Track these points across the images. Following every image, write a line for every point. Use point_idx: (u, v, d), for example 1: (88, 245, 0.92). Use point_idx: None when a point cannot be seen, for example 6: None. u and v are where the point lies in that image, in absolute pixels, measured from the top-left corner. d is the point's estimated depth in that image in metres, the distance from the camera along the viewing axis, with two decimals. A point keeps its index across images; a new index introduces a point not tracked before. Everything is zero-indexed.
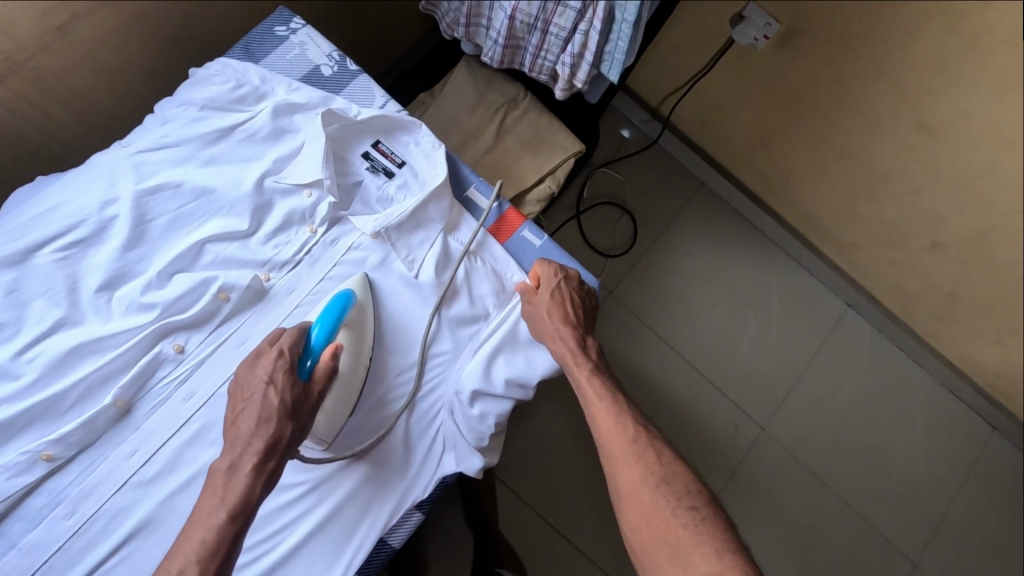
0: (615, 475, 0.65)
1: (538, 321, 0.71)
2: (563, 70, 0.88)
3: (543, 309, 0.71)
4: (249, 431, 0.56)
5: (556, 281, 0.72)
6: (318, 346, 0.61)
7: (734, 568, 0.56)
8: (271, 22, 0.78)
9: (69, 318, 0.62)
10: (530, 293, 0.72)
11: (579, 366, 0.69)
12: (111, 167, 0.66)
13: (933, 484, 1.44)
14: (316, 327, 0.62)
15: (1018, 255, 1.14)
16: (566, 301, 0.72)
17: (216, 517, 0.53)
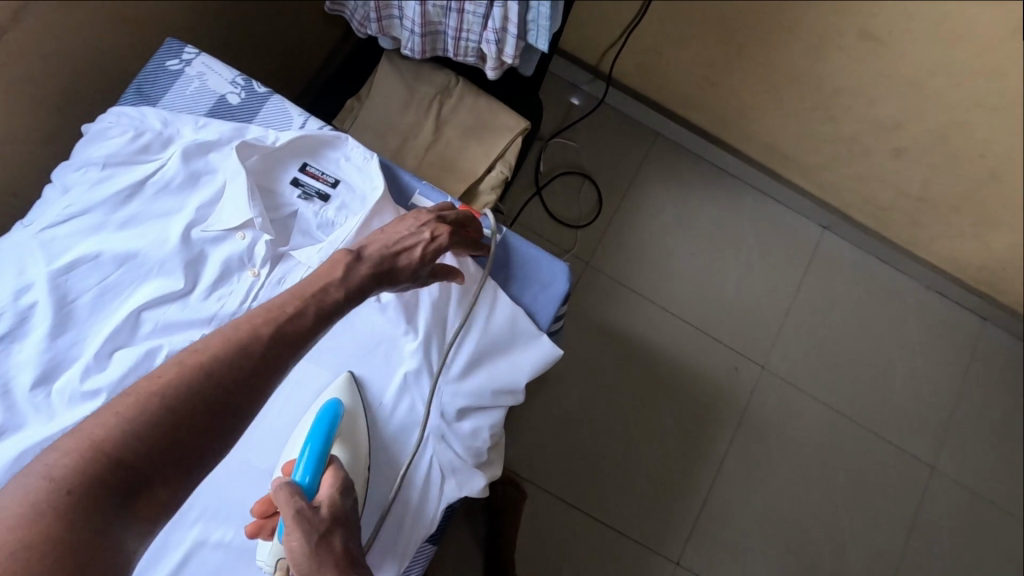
0: None
1: (317, 564, 0.50)
2: (489, 49, 0.82)
3: (321, 550, 0.51)
4: (376, 251, 0.61)
5: (338, 501, 0.55)
6: (316, 463, 0.57)
7: None
8: (161, 57, 0.72)
9: (10, 424, 0.57)
10: (302, 519, 0.51)
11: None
12: (18, 251, 0.61)
13: (935, 386, 1.45)
14: (310, 445, 0.59)
15: (983, 146, 1.13)
16: (353, 532, 0.54)
17: (185, 395, 0.47)
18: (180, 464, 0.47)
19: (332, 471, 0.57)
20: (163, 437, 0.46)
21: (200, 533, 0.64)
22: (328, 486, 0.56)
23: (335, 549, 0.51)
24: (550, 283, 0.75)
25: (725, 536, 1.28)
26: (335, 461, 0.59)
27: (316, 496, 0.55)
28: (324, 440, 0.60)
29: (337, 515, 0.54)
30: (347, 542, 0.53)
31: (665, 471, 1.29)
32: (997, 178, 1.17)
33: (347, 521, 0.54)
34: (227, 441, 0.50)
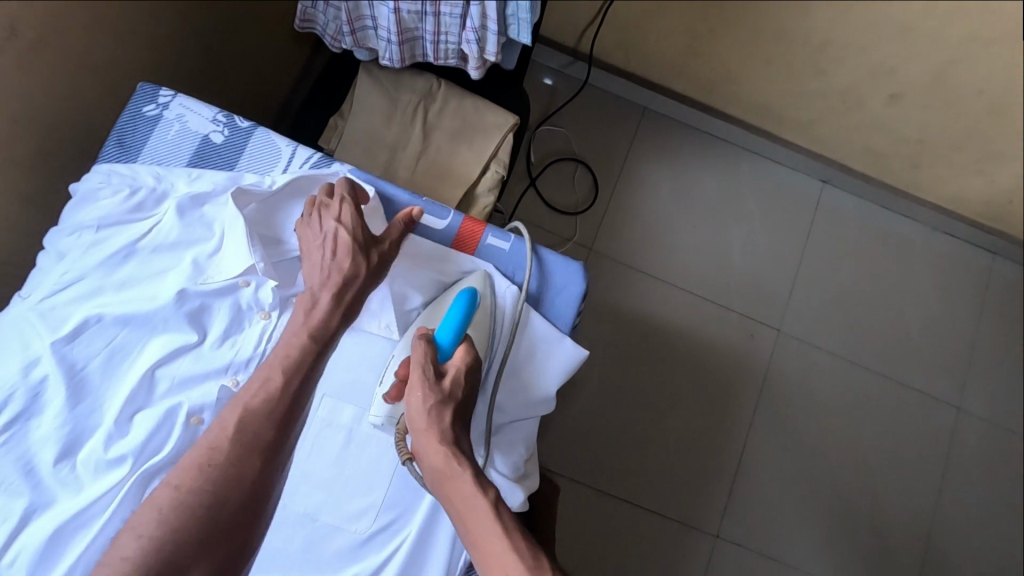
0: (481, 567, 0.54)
1: (426, 424, 0.60)
2: (470, 48, 0.79)
3: (431, 415, 0.60)
4: (322, 263, 0.65)
5: (464, 376, 0.63)
6: (450, 343, 0.65)
7: None
8: (137, 103, 0.71)
9: (38, 502, 0.60)
10: (425, 384, 0.61)
11: (468, 480, 0.57)
12: (19, 327, 0.63)
13: (952, 327, 1.44)
14: (446, 326, 0.66)
15: (982, 81, 1.10)
16: (463, 408, 0.63)
17: (183, 517, 0.53)
18: (205, 571, 0.53)
19: (464, 348, 0.64)
20: (175, 560, 0.52)
21: None
22: (461, 355, 0.64)
23: (443, 417, 0.60)
24: (566, 285, 0.75)
25: (761, 504, 1.27)
26: (469, 339, 0.66)
27: (448, 361, 0.64)
28: (461, 322, 0.66)
29: (453, 391, 0.62)
30: (455, 416, 0.61)
31: (694, 448, 1.28)
32: (998, 110, 1.14)
33: (461, 400, 0.62)
34: (241, 539, 0.55)
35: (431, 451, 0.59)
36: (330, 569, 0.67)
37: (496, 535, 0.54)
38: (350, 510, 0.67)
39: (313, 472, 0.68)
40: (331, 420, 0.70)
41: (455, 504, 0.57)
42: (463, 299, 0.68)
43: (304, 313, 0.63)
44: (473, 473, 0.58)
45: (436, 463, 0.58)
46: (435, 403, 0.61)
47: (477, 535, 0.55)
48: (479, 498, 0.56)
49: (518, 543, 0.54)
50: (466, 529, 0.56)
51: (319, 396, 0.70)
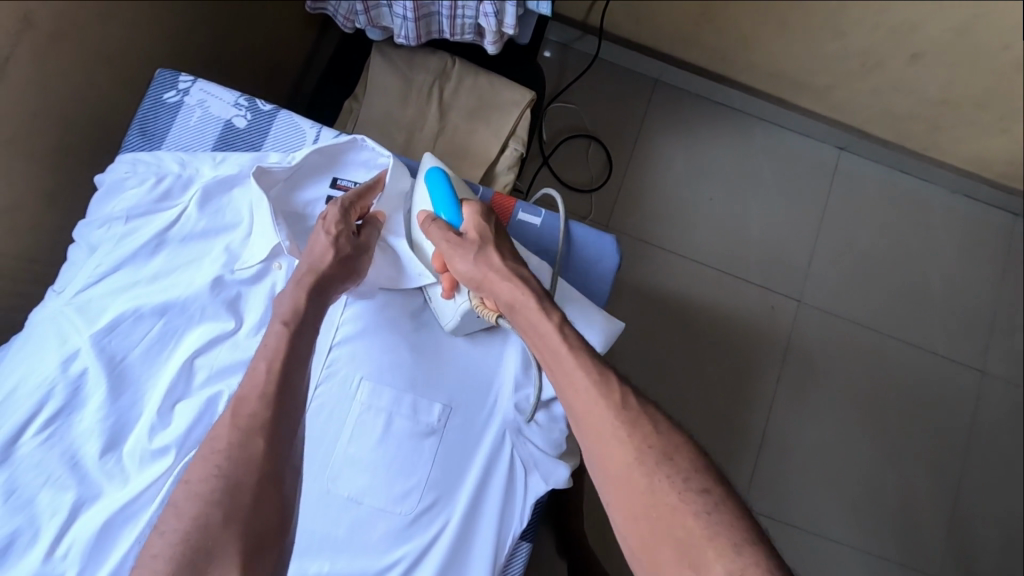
0: (555, 379, 0.58)
1: (480, 273, 0.64)
2: (489, 22, 0.77)
3: (479, 263, 0.64)
4: (304, 262, 0.65)
5: (484, 228, 0.67)
6: (455, 213, 0.68)
7: (639, 411, 0.54)
8: (157, 90, 0.73)
9: (86, 495, 0.60)
10: (457, 246, 0.66)
11: (533, 307, 0.60)
12: (55, 321, 0.64)
13: (974, 289, 1.42)
14: (443, 208, 0.69)
15: (1005, 37, 1.07)
16: (502, 248, 0.66)
17: (201, 505, 0.50)
18: (240, 552, 0.49)
19: (470, 206, 0.68)
20: (207, 545, 0.49)
21: (296, 570, 0.66)
22: (472, 215, 0.68)
23: (492, 260, 0.64)
24: (600, 258, 0.77)
25: (786, 474, 1.27)
26: (468, 201, 0.69)
27: (467, 224, 0.68)
28: (450, 197, 0.69)
29: (486, 239, 0.66)
30: (497, 255, 0.65)
31: (718, 423, 1.28)
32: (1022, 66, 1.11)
33: (496, 242, 0.66)
34: (268, 518, 0.52)
35: (495, 290, 0.63)
36: (377, 552, 0.66)
37: (561, 349, 0.57)
38: (396, 492, 0.67)
39: (356, 458, 0.68)
40: (370, 403, 0.69)
41: (523, 328, 0.61)
42: (437, 179, 0.70)
43: (286, 308, 0.62)
44: (535, 300, 0.61)
45: (505, 300, 0.62)
46: (483, 254, 0.65)
47: (549, 355, 0.58)
48: (545, 321, 0.59)
49: (582, 356, 0.57)
50: (538, 351, 0.60)
51: (357, 378, 0.70)
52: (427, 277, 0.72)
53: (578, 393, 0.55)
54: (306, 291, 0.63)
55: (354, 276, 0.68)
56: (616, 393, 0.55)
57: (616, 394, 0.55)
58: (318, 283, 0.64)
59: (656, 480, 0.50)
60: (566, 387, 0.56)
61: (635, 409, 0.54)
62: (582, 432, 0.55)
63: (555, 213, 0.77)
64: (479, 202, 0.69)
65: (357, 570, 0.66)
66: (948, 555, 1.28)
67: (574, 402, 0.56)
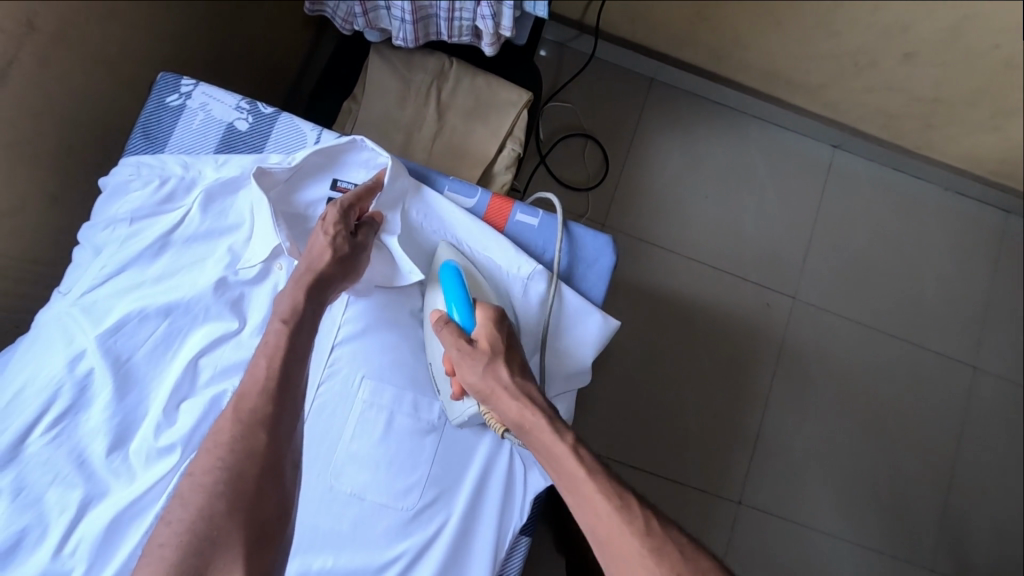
0: (573, 503, 0.59)
1: (490, 389, 0.64)
2: (486, 24, 0.78)
3: (489, 378, 0.64)
4: (305, 263, 0.66)
5: (495, 332, 0.67)
6: (467, 318, 0.68)
7: (663, 537, 0.56)
8: (160, 93, 0.74)
9: (93, 492, 0.61)
10: (469, 357, 0.65)
11: (546, 428, 0.61)
12: (61, 322, 0.65)
13: (966, 286, 1.44)
14: (455, 306, 0.69)
15: (995, 36, 1.08)
16: (513, 354, 0.67)
17: (206, 496, 0.52)
18: (243, 542, 0.51)
19: (481, 309, 0.68)
20: (211, 535, 0.50)
21: (300, 565, 0.67)
22: (483, 318, 0.68)
23: (500, 373, 0.64)
24: (596, 258, 0.79)
25: (781, 469, 1.29)
26: (481, 301, 0.70)
27: (476, 332, 0.68)
28: (463, 295, 0.69)
29: (496, 347, 0.66)
30: (508, 366, 0.65)
31: (714, 418, 1.29)
32: (1012, 64, 1.13)
33: (506, 351, 0.66)
34: (269, 509, 0.53)
35: (508, 408, 0.63)
36: (380, 547, 0.68)
37: (581, 477, 0.59)
38: (397, 488, 0.69)
39: (358, 455, 0.69)
40: (372, 401, 0.70)
41: (538, 450, 0.62)
42: (450, 272, 0.71)
43: (286, 307, 0.63)
44: (548, 420, 0.61)
45: (517, 418, 0.63)
46: (493, 370, 0.65)
47: (567, 478, 0.59)
48: (560, 443, 0.60)
49: (602, 482, 0.58)
50: (556, 472, 0.60)
51: (357, 376, 0.71)
52: (417, 274, 0.73)
53: (601, 520, 0.57)
54: (304, 289, 0.64)
55: (352, 275, 0.69)
56: (640, 519, 0.56)
57: (639, 519, 0.56)
58: (315, 283, 0.65)
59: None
60: (587, 513, 0.58)
61: (658, 535, 0.56)
62: (605, 558, 0.56)
63: (553, 214, 0.78)
64: (489, 304, 0.69)
65: (359, 564, 0.67)
66: (940, 548, 1.30)
67: (595, 527, 0.57)
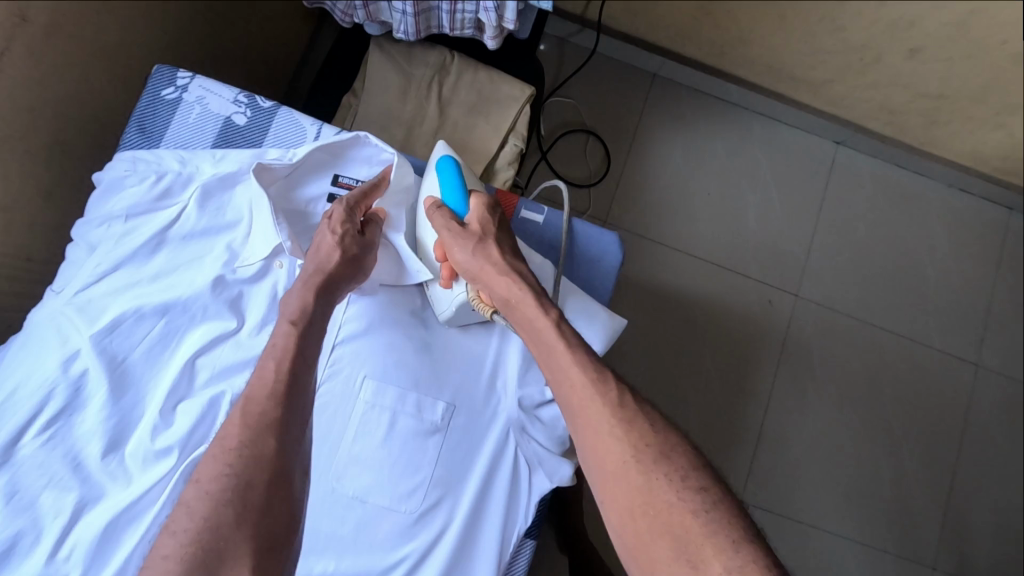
0: (550, 374, 0.59)
1: (478, 267, 0.65)
2: (489, 17, 0.77)
3: (477, 256, 0.65)
4: (312, 262, 0.65)
5: (487, 219, 0.68)
6: (461, 204, 0.69)
7: (635, 410, 0.55)
8: (155, 86, 0.72)
9: (89, 496, 0.60)
10: (459, 236, 0.66)
11: (530, 303, 0.62)
12: (55, 321, 0.63)
13: (969, 283, 1.43)
14: (451, 196, 0.69)
15: (1004, 31, 1.07)
16: (503, 240, 0.67)
17: (212, 504, 0.50)
18: (251, 552, 0.49)
19: (476, 197, 0.69)
20: (217, 546, 0.48)
21: (302, 570, 0.65)
22: (476, 206, 0.68)
23: (490, 253, 0.65)
24: (603, 256, 0.78)
25: (784, 468, 1.28)
26: (477, 193, 0.70)
27: (468, 217, 0.68)
28: (458, 184, 0.70)
29: (488, 232, 0.67)
30: (497, 248, 0.66)
31: (717, 418, 1.28)
32: (1020, 60, 1.11)
33: (496, 235, 0.67)
34: (278, 519, 0.51)
35: (494, 285, 0.64)
36: (384, 550, 0.66)
37: (560, 347, 0.59)
38: (401, 490, 0.67)
39: (361, 458, 0.68)
40: (374, 402, 0.69)
41: (522, 324, 0.62)
42: (448, 165, 0.71)
43: (293, 308, 0.62)
44: (533, 295, 0.62)
45: (501, 295, 0.63)
46: (481, 252, 0.66)
47: (545, 349, 0.60)
48: (543, 317, 0.61)
49: (580, 354, 0.58)
50: (536, 346, 0.61)
51: (360, 376, 0.69)
52: (426, 273, 0.72)
53: (575, 388, 0.57)
54: (313, 290, 0.63)
55: (359, 275, 0.67)
56: (614, 392, 0.56)
57: (613, 392, 0.56)
58: (324, 284, 0.63)
59: (653, 477, 0.51)
60: (562, 384, 0.58)
61: (630, 408, 0.55)
62: (576, 427, 0.56)
63: (558, 210, 0.78)
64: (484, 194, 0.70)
65: (363, 569, 0.66)
66: (942, 548, 1.29)
67: (568, 396, 0.57)
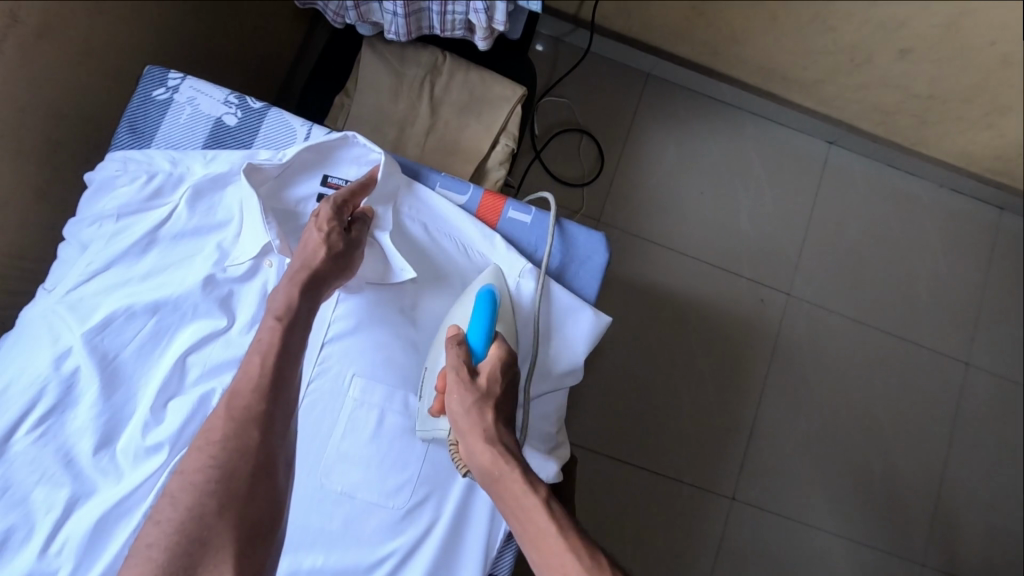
0: (536, 559, 0.56)
1: (470, 425, 0.62)
2: (479, 18, 0.78)
3: (473, 415, 0.62)
4: (299, 260, 0.65)
5: (500, 374, 0.64)
6: (481, 349, 0.66)
7: None
8: (146, 86, 0.73)
9: (80, 492, 0.61)
10: (462, 385, 0.63)
11: (519, 478, 0.58)
12: (46, 319, 0.64)
13: (960, 282, 1.44)
14: (473, 331, 0.66)
15: (993, 32, 1.07)
16: (505, 401, 0.64)
17: (197, 495, 0.51)
18: (234, 541, 0.51)
19: (497, 347, 0.66)
20: (201, 534, 0.50)
21: (290, 564, 0.66)
22: (494, 353, 0.65)
23: (487, 416, 0.62)
24: (590, 256, 0.79)
25: (774, 465, 1.29)
26: (501, 340, 0.67)
27: (481, 365, 0.65)
28: (486, 323, 0.67)
29: (492, 388, 0.64)
30: (496, 411, 0.63)
31: (709, 415, 1.29)
32: (1009, 61, 1.12)
33: (500, 396, 0.64)
34: (262, 509, 0.53)
35: (481, 448, 0.60)
36: (370, 545, 0.67)
37: (553, 533, 0.55)
38: (388, 486, 0.68)
39: (349, 454, 0.69)
40: (363, 399, 0.70)
41: (510, 501, 0.58)
42: (485, 298, 0.68)
43: (279, 304, 0.62)
44: (521, 471, 0.59)
45: (487, 465, 0.60)
46: (477, 414, 0.62)
47: (535, 534, 0.56)
48: (534, 496, 0.57)
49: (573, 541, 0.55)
50: (524, 528, 0.57)
51: (348, 374, 0.70)
52: (409, 271, 0.72)
53: None
54: (298, 287, 0.63)
55: (344, 273, 0.68)
56: None
57: None
58: (309, 281, 0.64)
59: None
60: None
61: None
62: None
63: (546, 212, 0.78)
64: (501, 340, 0.67)
65: (349, 564, 0.67)
66: (931, 543, 1.30)
67: None
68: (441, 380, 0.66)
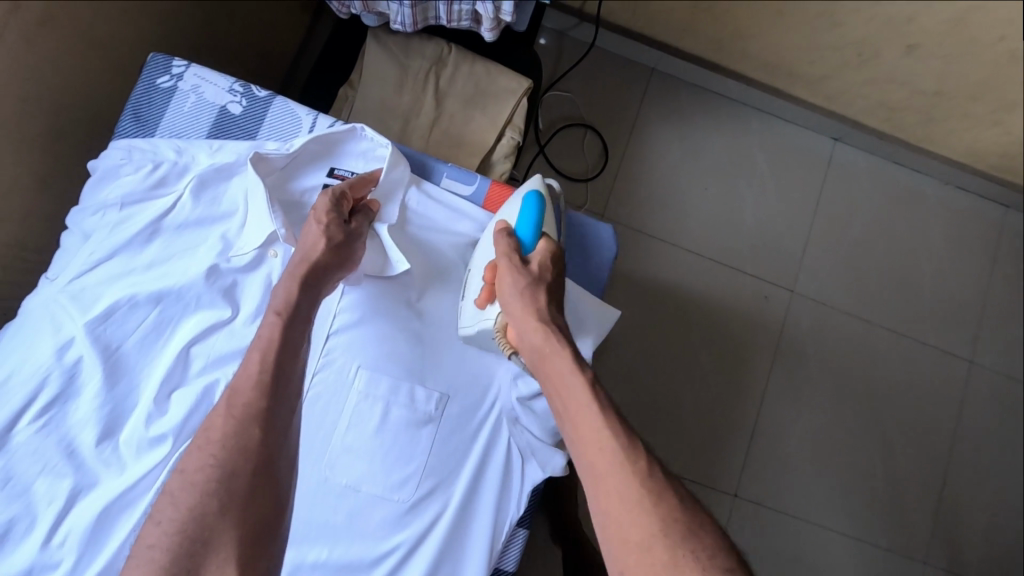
0: (572, 427, 0.56)
1: (521, 303, 0.64)
2: (485, 9, 0.77)
3: (525, 294, 0.64)
4: (300, 253, 0.65)
5: (548, 266, 0.67)
6: (530, 241, 0.69)
7: (661, 483, 0.51)
8: (150, 75, 0.72)
9: (83, 483, 0.60)
10: (516, 270, 0.66)
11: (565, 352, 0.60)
12: (48, 309, 0.63)
13: (964, 280, 1.44)
14: (522, 227, 0.70)
15: (1001, 29, 1.06)
16: (555, 292, 0.67)
17: (197, 494, 0.50)
18: (236, 541, 0.49)
19: (545, 242, 0.69)
20: (201, 535, 0.49)
21: (295, 557, 0.66)
22: (541, 248, 0.69)
23: (538, 297, 0.64)
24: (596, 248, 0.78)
25: (777, 462, 1.29)
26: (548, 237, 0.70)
27: (531, 254, 0.69)
28: (532, 221, 0.70)
29: (542, 276, 0.67)
30: (545, 293, 0.65)
31: (711, 412, 1.29)
32: (1017, 58, 1.11)
33: (550, 283, 0.66)
34: (262, 508, 0.52)
35: (530, 323, 0.62)
36: (375, 539, 0.67)
37: (592, 399, 0.56)
38: (393, 480, 0.68)
39: (353, 447, 0.68)
40: (368, 392, 0.69)
41: (552, 373, 0.60)
42: (531, 199, 0.71)
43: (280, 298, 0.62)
44: (569, 347, 0.60)
45: (536, 341, 0.62)
46: (528, 294, 0.64)
47: (573, 403, 0.57)
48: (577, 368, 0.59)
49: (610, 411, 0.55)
50: (562, 398, 0.58)
51: (353, 367, 0.70)
52: (404, 262, 0.72)
53: (601, 448, 0.53)
54: (297, 282, 0.63)
55: (346, 266, 0.68)
56: (642, 460, 0.52)
57: (642, 460, 0.52)
58: (311, 273, 0.64)
59: (680, 557, 0.47)
60: (587, 440, 0.54)
61: (659, 480, 0.51)
62: (593, 494, 0.52)
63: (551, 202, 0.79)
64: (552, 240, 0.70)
65: (354, 558, 0.66)
66: (933, 542, 1.30)
67: (592, 456, 0.53)
68: (492, 269, 0.69)
